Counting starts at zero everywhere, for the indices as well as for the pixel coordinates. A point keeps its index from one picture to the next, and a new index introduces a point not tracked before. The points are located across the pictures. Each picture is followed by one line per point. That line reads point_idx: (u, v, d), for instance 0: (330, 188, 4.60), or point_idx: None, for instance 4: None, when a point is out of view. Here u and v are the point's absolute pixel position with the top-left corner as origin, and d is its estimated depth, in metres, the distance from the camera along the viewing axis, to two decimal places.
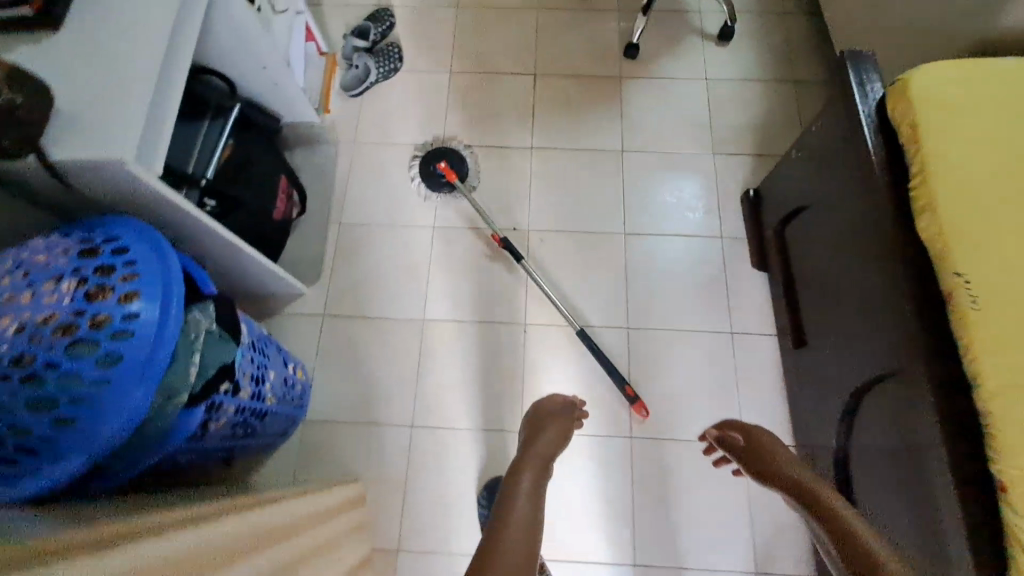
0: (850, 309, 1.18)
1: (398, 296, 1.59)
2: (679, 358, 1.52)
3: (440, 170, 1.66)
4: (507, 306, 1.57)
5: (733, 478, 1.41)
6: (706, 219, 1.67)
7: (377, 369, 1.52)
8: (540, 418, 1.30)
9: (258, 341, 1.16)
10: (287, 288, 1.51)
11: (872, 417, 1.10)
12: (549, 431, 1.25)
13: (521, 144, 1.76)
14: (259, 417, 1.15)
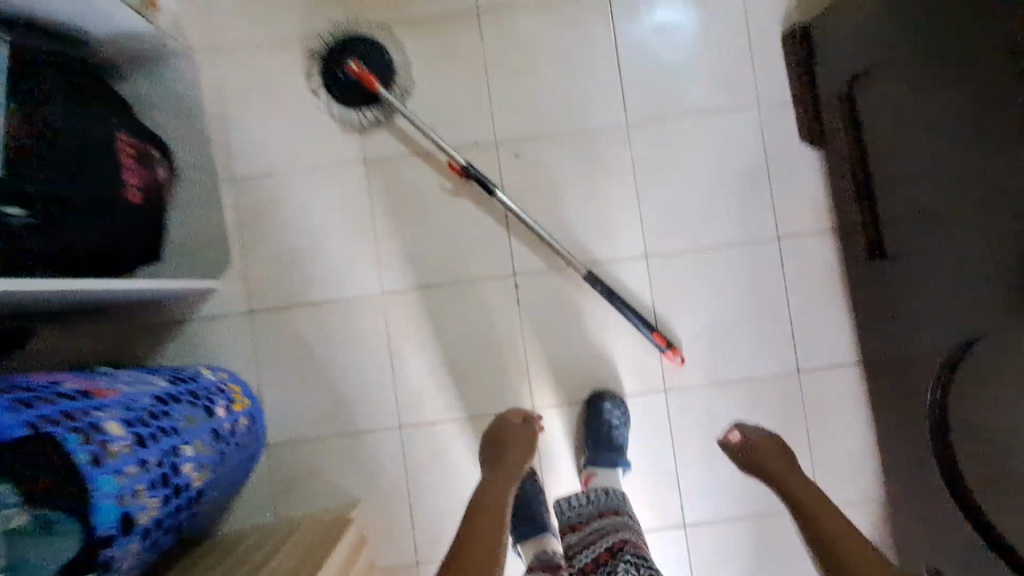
0: (968, 217, 0.84)
1: (343, 267, 1.20)
2: (715, 283, 1.20)
3: (352, 76, 1.14)
4: (487, 257, 1.20)
5: (789, 413, 1.20)
6: (737, 82, 1.20)
7: (341, 367, 1.19)
8: (501, 432, 1.09)
9: (157, 415, 0.83)
10: (182, 289, 1.11)
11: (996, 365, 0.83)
12: (504, 452, 1.05)
13: (464, 8, 1.19)
14: (193, 504, 0.88)
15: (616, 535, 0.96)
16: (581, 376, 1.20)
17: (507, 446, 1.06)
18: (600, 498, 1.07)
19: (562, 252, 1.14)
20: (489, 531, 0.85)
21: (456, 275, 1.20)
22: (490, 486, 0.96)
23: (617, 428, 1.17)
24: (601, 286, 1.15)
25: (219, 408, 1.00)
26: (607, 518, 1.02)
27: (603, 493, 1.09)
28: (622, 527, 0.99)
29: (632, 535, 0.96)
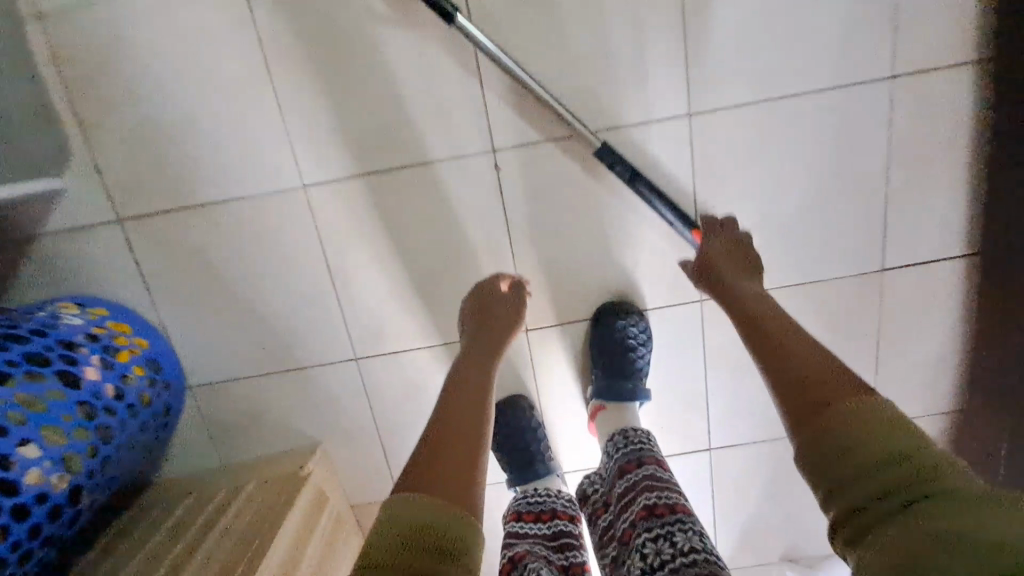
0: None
1: (242, 148, 0.82)
2: (786, 150, 0.83)
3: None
4: (452, 125, 0.81)
5: (859, 320, 0.93)
6: None
7: (266, 290, 0.89)
8: (484, 303, 0.83)
9: None
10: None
11: None
12: (488, 335, 0.79)
13: None
14: (61, 509, 0.67)
15: (642, 502, 0.71)
16: (590, 287, 0.90)
17: (488, 321, 0.81)
18: (619, 448, 0.82)
19: (568, 115, 0.76)
20: (468, 431, 0.64)
21: (408, 154, 0.82)
22: (469, 373, 0.73)
23: (638, 350, 0.89)
24: (621, 165, 0.78)
25: (88, 369, 0.73)
26: (628, 477, 0.77)
27: (620, 439, 0.84)
28: (648, 486, 0.73)
29: (661, 497, 0.71)
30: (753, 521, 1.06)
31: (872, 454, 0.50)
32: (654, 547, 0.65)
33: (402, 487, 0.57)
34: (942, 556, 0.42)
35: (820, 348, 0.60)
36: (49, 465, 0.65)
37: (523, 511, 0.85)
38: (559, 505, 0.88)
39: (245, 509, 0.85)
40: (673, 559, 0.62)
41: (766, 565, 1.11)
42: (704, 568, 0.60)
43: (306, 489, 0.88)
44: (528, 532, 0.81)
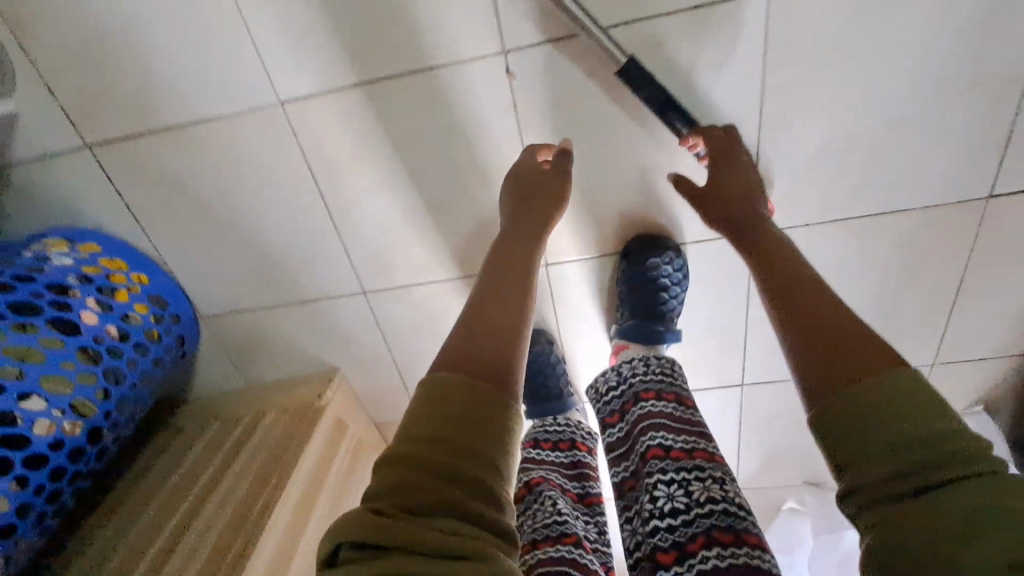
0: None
1: (205, 57, 0.68)
2: (892, 46, 0.62)
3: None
4: (453, 18, 0.64)
5: (947, 260, 0.77)
6: None
7: (260, 220, 0.81)
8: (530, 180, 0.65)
9: None
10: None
11: None
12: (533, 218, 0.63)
13: None
14: (79, 450, 0.67)
15: (654, 439, 0.60)
16: (621, 217, 0.77)
17: (535, 182, 0.65)
18: (636, 373, 0.70)
19: (581, 14, 0.60)
20: (509, 310, 0.51)
21: (402, 58, 0.67)
22: (515, 249, 0.59)
23: (670, 288, 0.78)
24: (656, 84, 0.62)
25: (85, 313, 0.69)
26: (643, 407, 0.65)
27: (639, 363, 0.71)
28: (662, 422, 0.62)
29: (677, 438, 0.60)
30: (779, 448, 1.04)
31: (880, 399, 0.39)
32: (665, 492, 0.55)
33: (441, 366, 0.45)
34: (975, 543, 0.31)
35: (819, 281, 0.50)
36: (60, 414, 0.64)
37: (540, 439, 0.80)
38: (577, 435, 0.82)
39: (265, 440, 0.86)
40: (687, 512, 0.53)
41: (787, 490, 1.10)
42: (722, 522, 0.51)
43: (323, 422, 0.87)
44: (545, 460, 0.76)
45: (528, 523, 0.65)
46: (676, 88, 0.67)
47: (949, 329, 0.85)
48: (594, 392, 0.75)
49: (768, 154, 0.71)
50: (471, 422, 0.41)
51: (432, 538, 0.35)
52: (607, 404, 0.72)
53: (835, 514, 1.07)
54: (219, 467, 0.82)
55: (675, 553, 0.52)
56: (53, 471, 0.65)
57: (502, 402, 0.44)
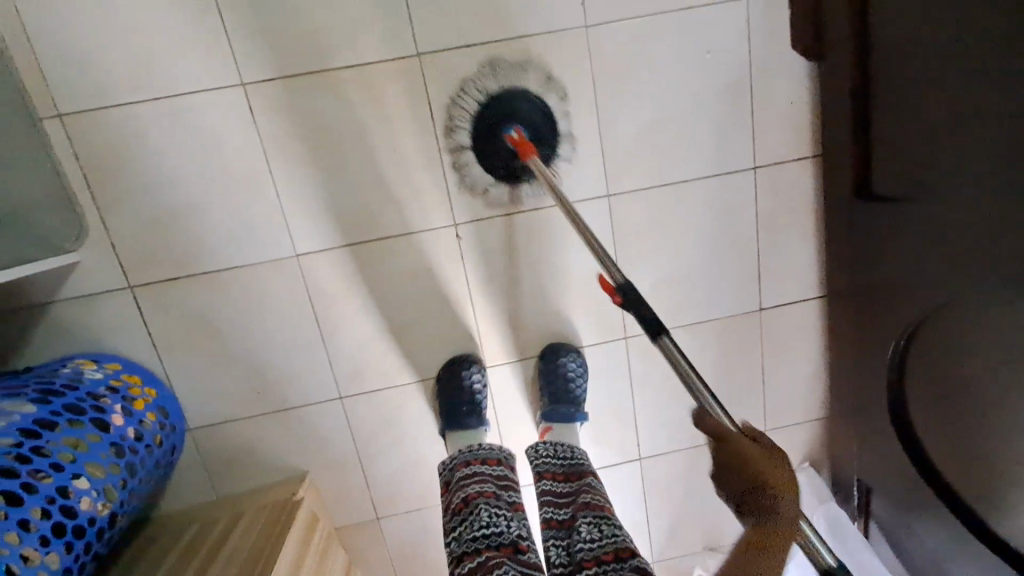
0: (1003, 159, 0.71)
1: (242, 227, 0.98)
2: (682, 222, 1.07)
3: (510, 146, 0.95)
4: (422, 204, 1.01)
5: (749, 350, 1.17)
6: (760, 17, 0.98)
7: (262, 342, 1.03)
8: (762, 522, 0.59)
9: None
10: (10, 278, 0.84)
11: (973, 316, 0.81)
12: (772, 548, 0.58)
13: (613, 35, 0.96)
14: (102, 529, 0.80)
15: (586, 498, 0.89)
16: (537, 330, 1.10)
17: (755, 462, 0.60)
18: (565, 456, 1.00)
19: (723, 414, 0.62)
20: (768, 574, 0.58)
21: (385, 227, 1.01)
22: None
23: (574, 379, 1.08)
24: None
25: (115, 415, 0.86)
26: (575, 483, 0.94)
27: (567, 449, 1.01)
28: (590, 489, 0.91)
29: (597, 496, 0.89)
30: (678, 516, 1.28)
31: None
32: (587, 527, 0.83)
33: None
34: None
35: None
36: (96, 493, 0.78)
37: (482, 459, 0.99)
38: (499, 456, 1.01)
39: (247, 534, 0.97)
40: (603, 539, 0.81)
41: (692, 558, 1.32)
42: (620, 546, 0.80)
43: (300, 514, 1.00)
44: (483, 474, 0.96)
45: (470, 529, 0.85)
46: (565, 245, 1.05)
47: (766, 399, 1.21)
48: (530, 458, 1.02)
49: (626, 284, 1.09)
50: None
51: None
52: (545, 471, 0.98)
53: None
54: (204, 560, 0.92)
55: (596, 562, 0.79)
56: (83, 547, 0.77)
57: None
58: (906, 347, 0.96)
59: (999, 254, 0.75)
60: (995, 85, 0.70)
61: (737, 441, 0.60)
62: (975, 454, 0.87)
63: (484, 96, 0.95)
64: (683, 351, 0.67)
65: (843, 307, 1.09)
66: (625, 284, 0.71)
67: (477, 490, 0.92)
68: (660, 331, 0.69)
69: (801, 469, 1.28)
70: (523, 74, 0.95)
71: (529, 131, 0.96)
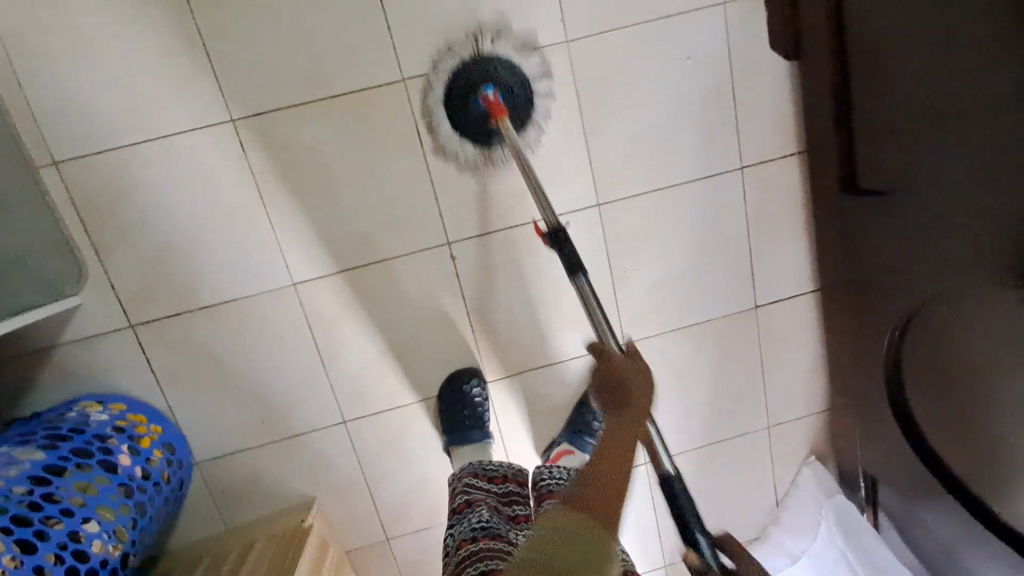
0: (992, 150, 0.73)
1: (237, 259, 0.98)
2: (672, 227, 1.08)
3: (484, 108, 0.92)
4: (414, 225, 1.01)
5: (747, 349, 1.18)
6: (739, 20, 0.99)
7: (264, 372, 1.04)
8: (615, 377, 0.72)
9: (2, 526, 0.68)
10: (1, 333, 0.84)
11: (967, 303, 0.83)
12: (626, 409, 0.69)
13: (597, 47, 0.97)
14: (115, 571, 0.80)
15: None
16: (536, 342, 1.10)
17: (626, 373, 0.72)
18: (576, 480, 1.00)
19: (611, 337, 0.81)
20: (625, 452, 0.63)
21: (381, 250, 1.02)
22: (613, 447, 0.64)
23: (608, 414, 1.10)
24: (690, 499, 0.76)
25: (121, 456, 0.87)
26: None
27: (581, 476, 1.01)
28: None
29: None
30: None
31: None
32: None
33: (573, 515, 0.58)
34: None
35: None
36: (107, 536, 0.79)
37: (488, 473, 1.00)
38: (509, 473, 1.04)
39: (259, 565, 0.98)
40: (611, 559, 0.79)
41: None
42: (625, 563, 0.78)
43: (311, 541, 1.01)
44: (484, 487, 0.97)
45: (467, 522, 0.86)
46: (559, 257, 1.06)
47: (766, 395, 1.22)
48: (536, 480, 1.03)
49: (622, 291, 1.10)
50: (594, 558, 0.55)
51: None
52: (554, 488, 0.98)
53: None
54: None
55: None
56: None
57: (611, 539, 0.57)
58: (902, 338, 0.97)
59: (990, 243, 0.76)
60: (977, 78, 0.71)
61: (617, 355, 0.75)
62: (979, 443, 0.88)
63: (467, 61, 0.94)
64: (593, 287, 0.82)
65: (837, 302, 1.10)
66: (555, 225, 0.81)
67: (480, 497, 0.94)
68: (578, 271, 0.81)
69: (807, 464, 1.29)
70: (519, 53, 0.95)
71: (504, 95, 0.94)
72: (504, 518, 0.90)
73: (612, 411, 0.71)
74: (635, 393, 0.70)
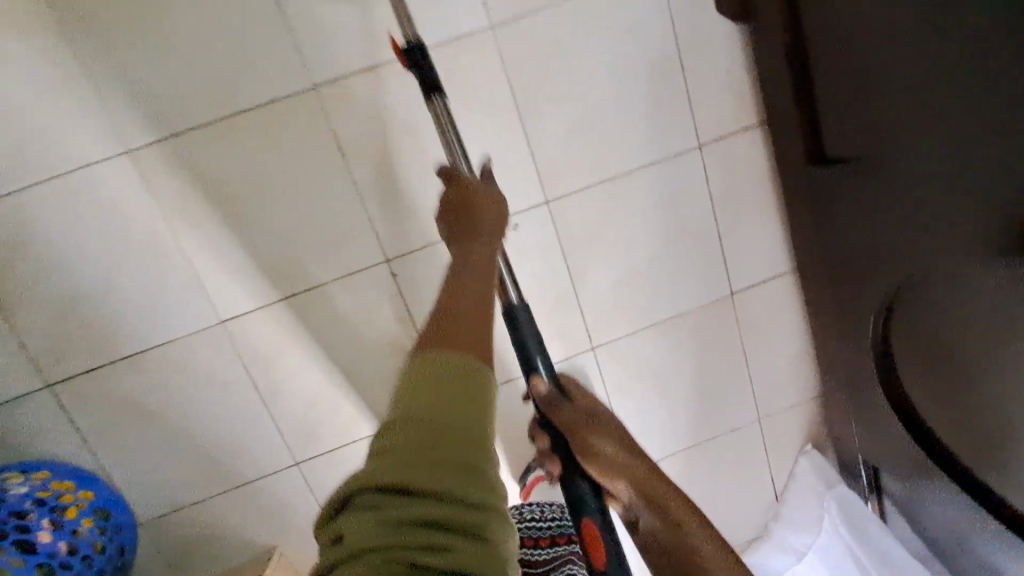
0: (973, 104, 0.64)
1: (157, 301, 0.90)
2: (630, 218, 0.99)
3: None
4: (347, 244, 0.93)
5: (725, 339, 1.10)
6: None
7: (203, 418, 0.96)
8: (463, 197, 0.79)
9: None
10: None
11: (948, 277, 0.76)
12: (466, 218, 0.77)
13: (528, 28, 0.88)
14: None
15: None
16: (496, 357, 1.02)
17: (480, 198, 0.79)
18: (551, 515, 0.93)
19: (466, 168, 0.81)
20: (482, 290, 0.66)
21: (315, 275, 0.94)
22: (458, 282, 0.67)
23: None
24: (530, 321, 0.83)
25: (41, 534, 0.80)
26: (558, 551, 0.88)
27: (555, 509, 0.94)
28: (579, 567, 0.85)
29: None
30: None
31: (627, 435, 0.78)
32: None
33: (427, 349, 0.55)
34: None
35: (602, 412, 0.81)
36: None
37: None
38: None
39: None
40: None
41: None
42: None
43: None
44: None
45: None
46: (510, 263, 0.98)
47: (752, 385, 1.14)
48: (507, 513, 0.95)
49: (584, 293, 1.02)
50: (471, 397, 0.51)
51: (428, 502, 0.47)
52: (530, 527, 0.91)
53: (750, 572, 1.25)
54: None
55: None
56: None
57: (483, 372, 0.54)
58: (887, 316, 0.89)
59: (982, 209, 0.68)
60: (948, 22, 0.63)
61: (464, 176, 0.81)
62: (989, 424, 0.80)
63: None
64: (448, 101, 0.79)
65: (816, 282, 1.02)
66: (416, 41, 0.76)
67: None
68: (434, 88, 0.78)
69: (805, 454, 1.21)
70: None
71: None
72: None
73: (461, 237, 0.76)
74: (488, 221, 0.77)
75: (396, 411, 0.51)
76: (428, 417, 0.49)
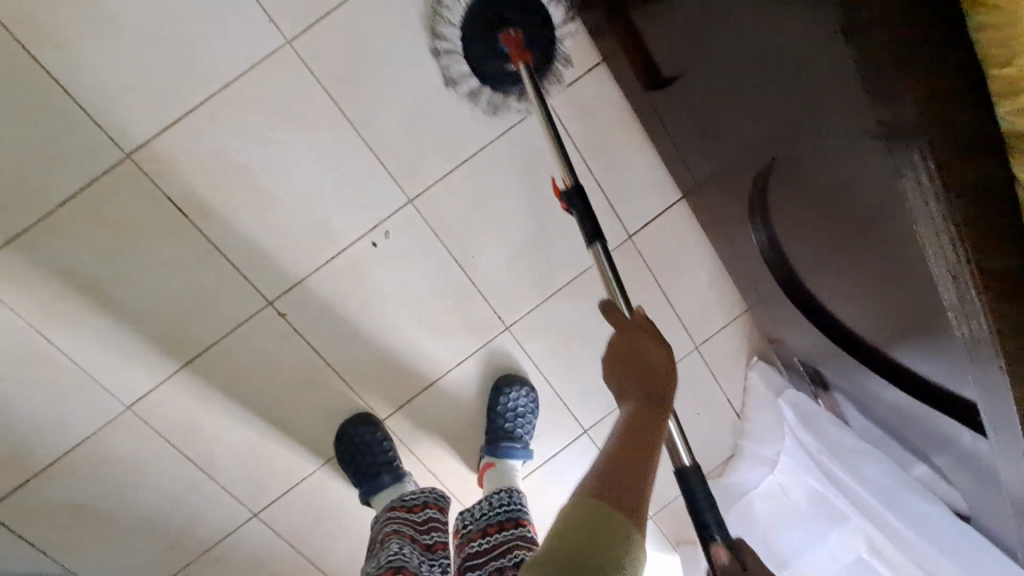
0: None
1: (55, 407, 0.91)
2: (502, 190, 0.97)
3: None
4: (223, 298, 0.92)
5: (638, 281, 1.09)
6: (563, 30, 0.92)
7: (146, 500, 0.98)
8: (637, 343, 0.66)
9: None
10: None
11: (779, 186, 0.73)
12: (641, 371, 0.64)
13: (322, 33, 0.85)
14: None
15: (509, 557, 0.77)
16: (415, 364, 1.01)
17: (646, 344, 0.66)
18: (500, 502, 0.90)
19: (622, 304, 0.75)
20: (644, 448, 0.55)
21: (202, 338, 0.93)
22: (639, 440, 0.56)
23: (525, 415, 1.03)
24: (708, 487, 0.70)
25: None
26: (500, 535, 0.83)
27: (505, 495, 0.91)
28: (521, 542, 0.81)
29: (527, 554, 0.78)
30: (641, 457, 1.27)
31: None
32: None
33: (597, 496, 0.50)
34: None
35: None
36: None
37: (399, 505, 0.92)
38: (431, 497, 0.94)
39: None
40: None
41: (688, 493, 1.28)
42: None
43: None
44: (399, 518, 0.89)
45: (375, 563, 0.77)
46: (394, 268, 0.96)
47: (680, 317, 1.14)
48: (460, 517, 0.93)
49: (481, 277, 1.00)
50: (616, 539, 0.48)
51: None
52: (480, 521, 0.87)
53: (728, 488, 1.24)
54: None
55: None
56: None
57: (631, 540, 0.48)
58: (772, 241, 0.85)
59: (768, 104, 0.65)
60: None
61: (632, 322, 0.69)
62: (855, 311, 0.76)
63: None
64: (612, 257, 0.78)
65: (702, 202, 0.99)
66: None
67: (395, 528, 0.86)
68: (596, 237, 0.77)
69: (752, 366, 1.23)
70: None
71: None
72: (417, 549, 0.83)
73: (633, 390, 0.63)
74: (664, 387, 0.62)
75: (563, 536, 0.48)
76: (586, 544, 0.47)
